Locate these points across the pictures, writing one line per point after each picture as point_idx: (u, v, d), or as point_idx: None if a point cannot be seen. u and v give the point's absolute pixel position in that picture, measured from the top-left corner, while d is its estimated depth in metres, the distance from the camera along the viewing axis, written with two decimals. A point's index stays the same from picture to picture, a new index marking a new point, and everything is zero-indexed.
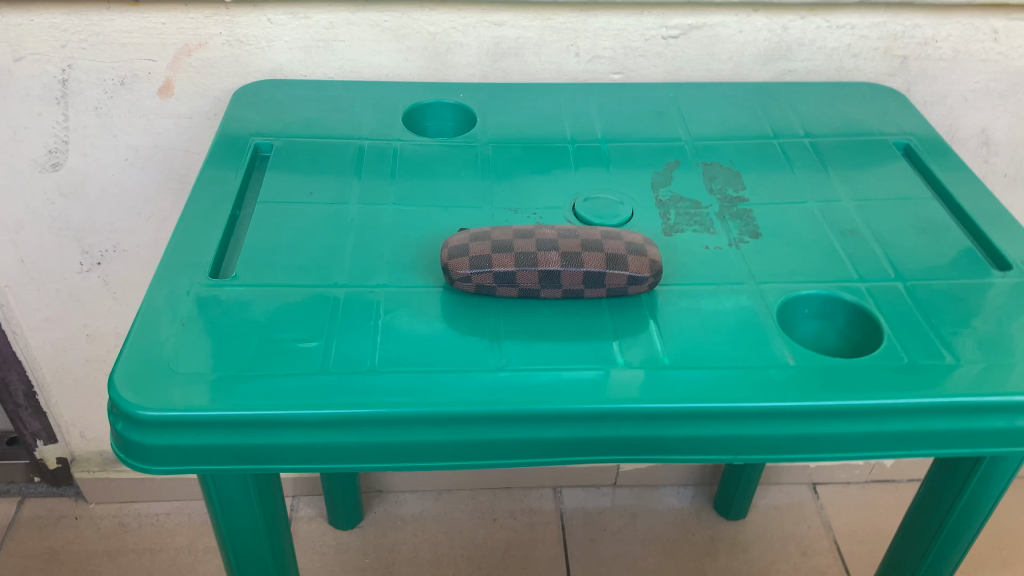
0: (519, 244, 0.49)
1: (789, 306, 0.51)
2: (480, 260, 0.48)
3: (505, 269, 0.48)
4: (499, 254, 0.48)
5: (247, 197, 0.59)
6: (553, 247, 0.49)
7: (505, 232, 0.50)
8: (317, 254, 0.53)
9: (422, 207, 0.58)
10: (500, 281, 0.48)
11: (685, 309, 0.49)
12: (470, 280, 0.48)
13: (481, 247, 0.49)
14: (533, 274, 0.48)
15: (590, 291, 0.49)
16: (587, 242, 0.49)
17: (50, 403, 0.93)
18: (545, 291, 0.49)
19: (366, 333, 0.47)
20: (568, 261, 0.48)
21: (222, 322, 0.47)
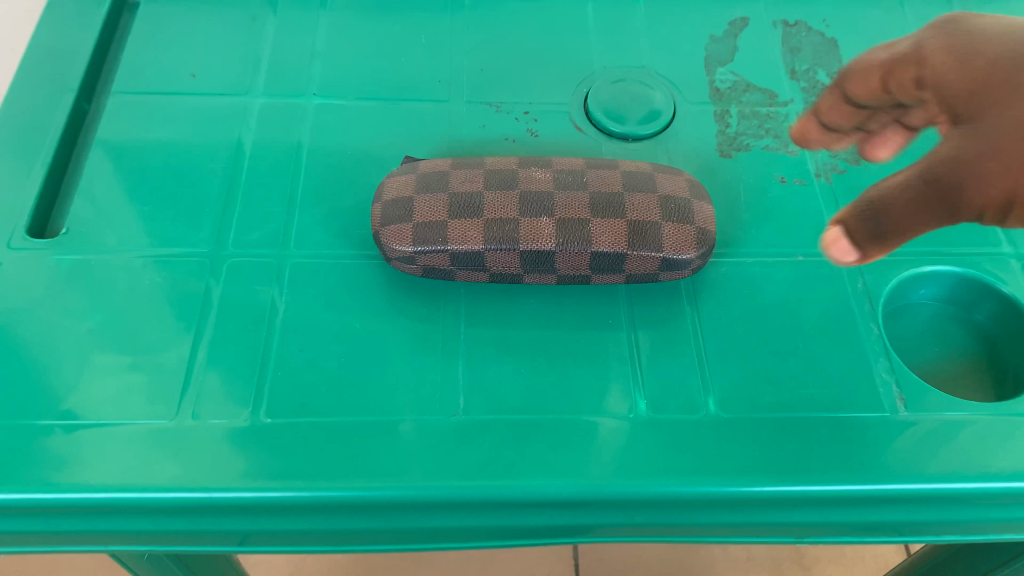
0: (492, 203, 0.31)
1: (901, 288, 0.34)
2: (428, 231, 0.30)
3: (466, 249, 0.30)
4: (459, 222, 0.30)
5: (106, 72, 0.40)
6: (545, 209, 0.30)
7: (472, 177, 0.32)
8: (195, 190, 0.35)
9: (358, 99, 0.38)
10: (460, 264, 0.31)
11: (746, 298, 0.32)
12: (414, 260, 0.31)
13: (431, 208, 0.31)
14: (511, 256, 0.30)
15: (601, 276, 0.32)
16: (601, 199, 0.31)
17: None
18: (532, 275, 0.31)
19: (257, 345, 0.31)
20: (567, 235, 0.30)
21: (41, 319, 0.31)
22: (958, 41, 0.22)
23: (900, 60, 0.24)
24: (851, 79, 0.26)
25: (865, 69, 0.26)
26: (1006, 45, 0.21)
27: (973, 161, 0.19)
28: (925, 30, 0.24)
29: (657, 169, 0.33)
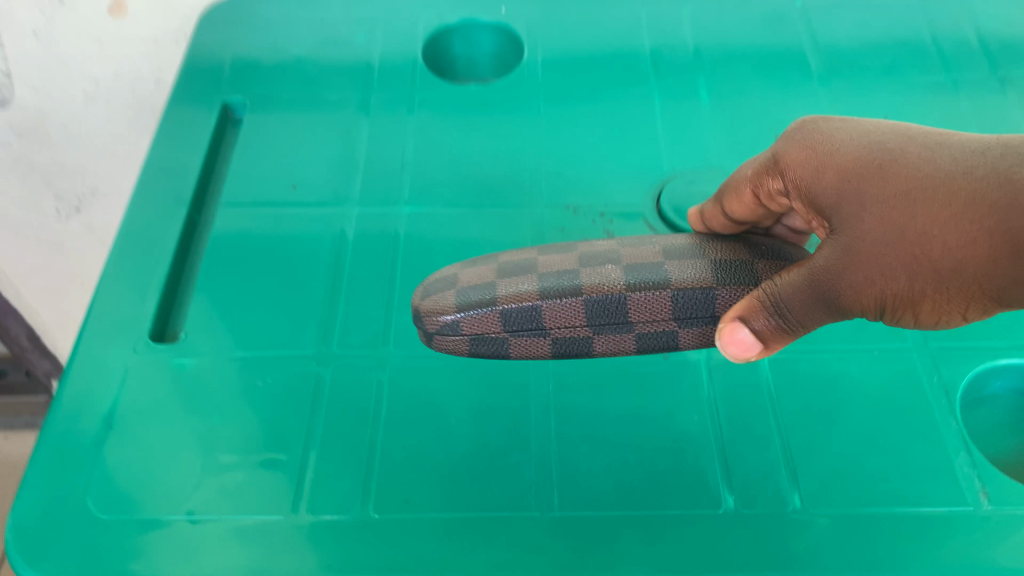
0: (544, 262, 0.28)
1: (977, 381, 0.35)
2: (473, 292, 0.27)
3: (519, 305, 0.27)
4: (507, 280, 0.27)
5: (215, 185, 0.45)
6: (608, 259, 0.27)
7: (519, 253, 0.29)
8: (297, 292, 0.38)
9: (448, 204, 0.41)
10: (516, 327, 0.27)
11: (823, 395, 0.34)
12: (458, 329, 0.27)
13: (482, 274, 0.28)
14: (573, 307, 0.26)
15: (684, 330, 0.27)
16: (669, 250, 0.28)
17: (57, 348, 0.84)
18: (600, 336, 0.27)
19: (363, 442, 0.33)
20: (637, 278, 0.26)
21: (166, 420, 0.34)
22: (815, 152, 0.27)
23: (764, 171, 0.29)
24: (727, 200, 0.32)
25: (734, 190, 0.31)
26: (857, 159, 0.26)
27: (845, 275, 0.25)
28: (778, 141, 0.29)
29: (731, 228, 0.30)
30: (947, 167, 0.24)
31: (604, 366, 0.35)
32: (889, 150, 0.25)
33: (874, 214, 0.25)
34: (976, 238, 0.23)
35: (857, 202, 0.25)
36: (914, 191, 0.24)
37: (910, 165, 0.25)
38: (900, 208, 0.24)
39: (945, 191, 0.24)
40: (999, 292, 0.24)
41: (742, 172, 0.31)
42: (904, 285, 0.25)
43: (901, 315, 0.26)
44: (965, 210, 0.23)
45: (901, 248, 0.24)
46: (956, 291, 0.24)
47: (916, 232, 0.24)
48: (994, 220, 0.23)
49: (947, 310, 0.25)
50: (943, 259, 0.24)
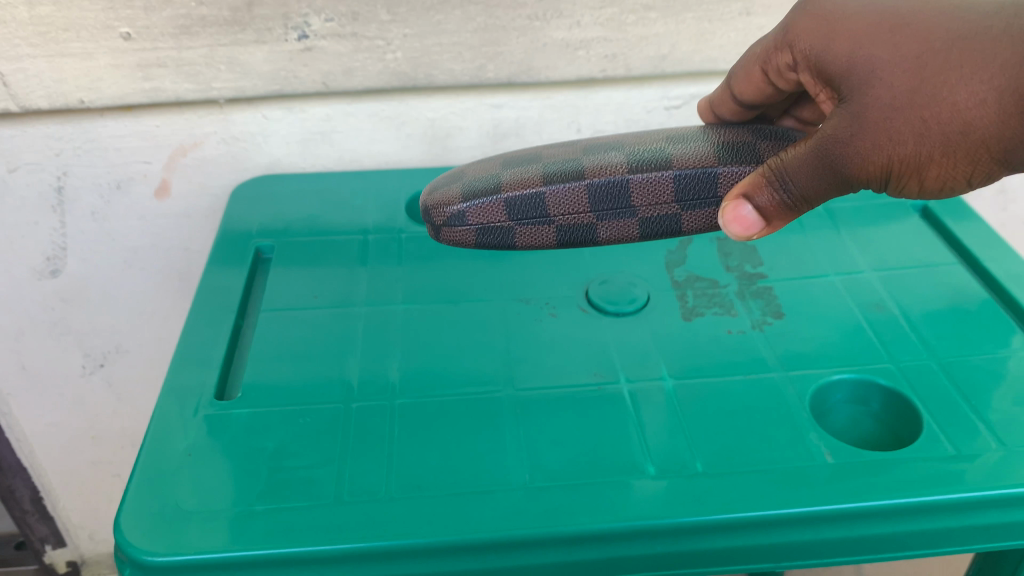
0: (550, 158, 0.43)
1: (822, 393, 0.49)
2: (476, 189, 0.42)
3: (525, 192, 0.41)
4: (517, 174, 0.42)
5: (252, 303, 0.57)
6: (613, 152, 0.42)
7: (536, 157, 0.44)
8: (324, 365, 0.50)
9: (432, 302, 0.55)
10: (519, 212, 0.41)
11: (713, 404, 0.47)
12: (467, 216, 0.42)
13: (484, 175, 0.43)
14: (580, 194, 0.41)
15: (680, 207, 0.41)
16: (667, 141, 0.42)
17: (57, 506, 0.92)
18: (606, 215, 0.41)
19: (383, 454, 0.45)
20: (636, 170, 0.40)
21: (231, 449, 0.45)
22: (825, 31, 0.42)
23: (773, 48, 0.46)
24: (739, 86, 0.49)
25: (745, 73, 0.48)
26: (882, 36, 0.39)
27: (858, 140, 0.39)
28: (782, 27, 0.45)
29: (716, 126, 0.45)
30: (954, 37, 0.38)
31: (557, 398, 0.48)
32: (907, 28, 0.39)
33: (887, 82, 0.38)
34: (978, 95, 0.37)
35: (867, 74, 0.39)
36: (924, 60, 0.38)
37: (916, 38, 0.38)
38: (912, 77, 0.38)
39: (952, 59, 0.37)
40: (987, 144, 0.38)
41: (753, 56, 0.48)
42: (912, 142, 0.38)
43: (905, 175, 0.40)
44: (971, 78, 0.37)
45: (916, 111, 0.38)
46: (954, 149, 0.38)
47: (926, 98, 0.38)
48: (990, 84, 0.37)
49: (945, 161, 0.39)
50: (949, 121, 0.38)
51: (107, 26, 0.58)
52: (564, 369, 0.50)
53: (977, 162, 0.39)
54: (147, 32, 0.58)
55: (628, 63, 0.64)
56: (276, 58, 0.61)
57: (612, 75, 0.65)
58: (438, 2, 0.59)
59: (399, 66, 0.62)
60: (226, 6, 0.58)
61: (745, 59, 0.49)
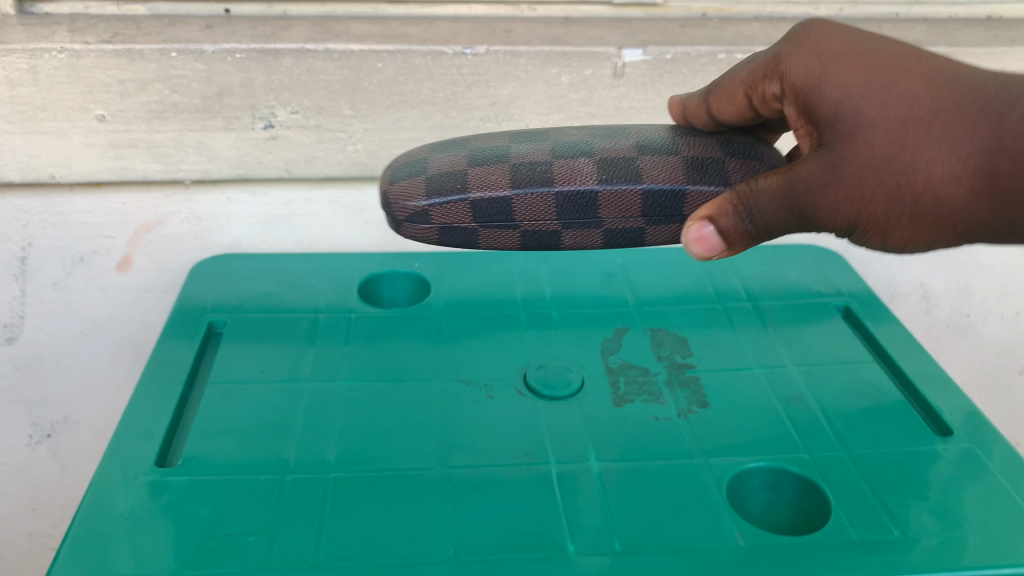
0: (519, 155, 0.41)
1: (739, 480, 0.51)
2: (442, 185, 0.40)
3: (492, 195, 0.39)
4: (483, 172, 0.40)
5: (201, 375, 0.59)
6: (585, 156, 0.40)
7: (505, 146, 0.42)
8: (265, 437, 0.52)
9: (375, 380, 0.57)
10: (482, 215, 0.40)
11: (634, 487, 0.50)
12: (429, 216, 0.40)
13: (449, 166, 0.41)
14: (546, 202, 0.39)
15: (649, 225, 0.40)
16: (641, 144, 0.41)
17: None
18: (573, 226, 0.40)
19: (313, 525, 0.46)
20: (603, 182, 0.39)
21: (166, 514, 0.47)
22: (817, 68, 0.38)
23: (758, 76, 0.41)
24: (717, 104, 0.44)
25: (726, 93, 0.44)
26: (867, 88, 0.36)
27: (828, 191, 0.37)
28: (772, 51, 0.41)
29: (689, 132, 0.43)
30: (941, 106, 0.35)
31: (487, 476, 0.50)
32: (894, 83, 0.36)
33: (869, 141, 0.36)
34: (956, 172, 0.35)
35: (852, 124, 0.36)
36: (909, 124, 0.35)
37: (906, 100, 0.36)
38: (893, 140, 0.36)
39: (937, 128, 0.35)
40: (955, 222, 0.36)
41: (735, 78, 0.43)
42: (880, 207, 0.37)
43: (870, 233, 0.38)
44: (951, 153, 0.35)
45: (889, 175, 0.36)
46: (924, 222, 0.37)
47: (903, 165, 0.36)
48: (970, 162, 0.35)
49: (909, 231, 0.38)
50: (922, 192, 0.36)
51: (84, 108, 0.61)
52: (497, 448, 0.52)
53: (944, 237, 0.38)
54: (121, 115, 0.62)
55: None
56: (242, 145, 0.64)
57: None
58: (397, 101, 0.64)
59: (358, 157, 0.66)
60: (198, 95, 0.62)
61: (727, 78, 0.44)
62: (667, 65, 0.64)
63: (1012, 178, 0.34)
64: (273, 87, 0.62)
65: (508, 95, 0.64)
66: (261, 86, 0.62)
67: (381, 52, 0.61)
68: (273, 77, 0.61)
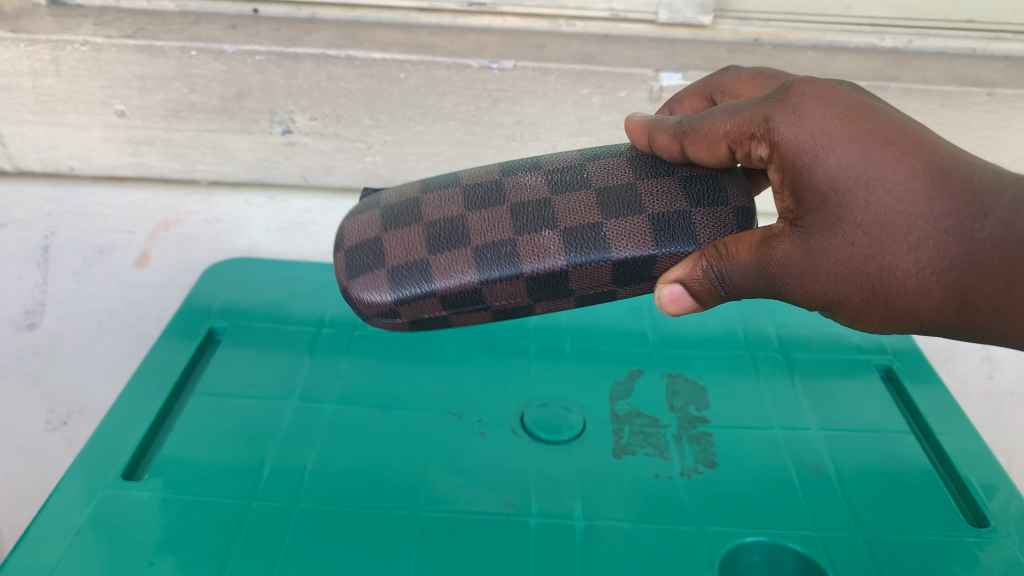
0: (478, 229, 0.36)
1: (735, 554, 0.46)
2: (404, 276, 0.36)
3: (458, 284, 0.35)
4: (443, 259, 0.35)
5: (189, 383, 0.57)
6: (548, 224, 0.35)
7: (459, 206, 0.36)
8: (239, 457, 0.50)
9: (364, 406, 0.55)
10: (452, 303, 0.36)
11: (617, 552, 0.45)
12: (396, 311, 0.37)
13: (404, 248, 0.36)
14: (514, 286, 0.35)
15: (623, 288, 0.36)
16: (605, 196, 0.35)
17: None
18: (542, 299, 0.36)
19: (267, 560, 0.44)
20: (572, 259, 0.34)
21: (120, 532, 0.45)
22: (806, 147, 0.30)
23: (746, 135, 0.32)
24: (690, 147, 0.34)
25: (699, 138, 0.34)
26: (848, 183, 0.30)
27: (801, 279, 0.32)
28: (768, 106, 0.31)
29: (656, 158, 0.36)
30: (923, 212, 0.29)
31: (460, 524, 0.46)
32: (879, 178, 0.29)
33: (847, 239, 0.31)
34: (932, 287, 0.30)
35: (831, 219, 0.31)
36: (887, 229, 0.30)
37: (889, 203, 0.29)
38: (869, 243, 0.30)
39: (917, 236, 0.29)
40: (932, 329, 0.32)
41: (716, 123, 0.33)
42: (854, 303, 0.32)
43: (843, 318, 0.34)
44: (927, 266, 0.30)
45: (863, 277, 0.31)
46: (895, 321, 0.32)
47: (877, 268, 0.31)
48: (949, 279, 0.29)
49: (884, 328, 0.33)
50: (896, 298, 0.31)
51: (104, 102, 0.61)
52: (477, 494, 0.49)
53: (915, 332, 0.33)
54: (140, 112, 0.61)
55: None
56: (259, 149, 0.63)
57: None
58: (418, 114, 0.61)
59: (377, 169, 0.64)
60: (216, 95, 0.60)
61: (706, 115, 0.34)
62: None
63: (983, 298, 0.29)
64: (292, 92, 0.60)
65: (535, 114, 0.61)
66: (281, 91, 0.60)
67: (403, 62, 0.58)
68: (292, 81, 0.59)
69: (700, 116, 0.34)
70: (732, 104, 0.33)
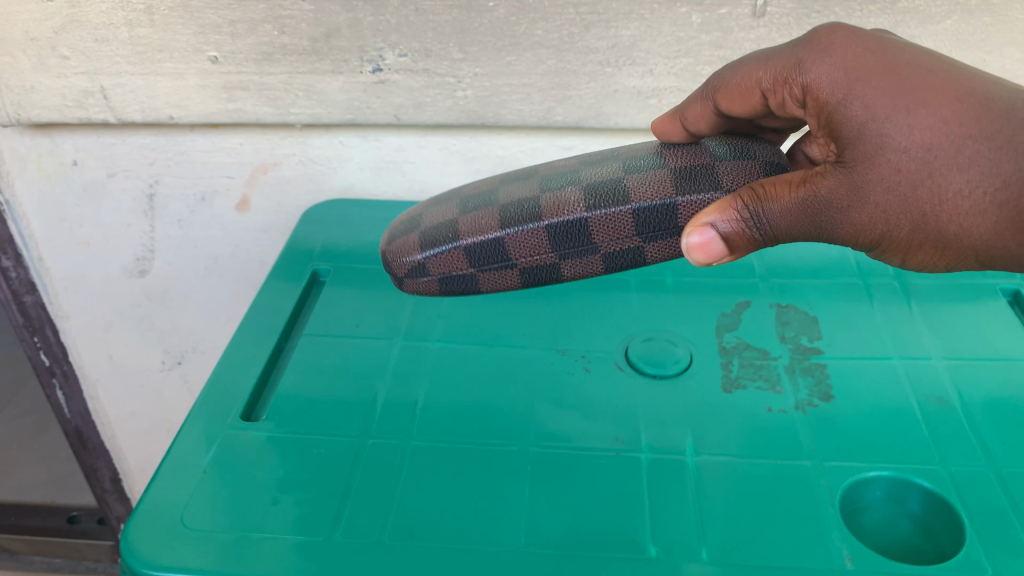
0: (507, 195, 0.41)
1: (856, 489, 0.45)
2: (437, 239, 0.41)
3: (484, 240, 0.40)
4: (471, 218, 0.40)
5: (300, 322, 0.59)
6: (571, 184, 0.39)
7: (497, 185, 0.42)
8: (351, 394, 0.51)
9: (469, 344, 0.55)
10: (479, 260, 0.40)
11: (733, 487, 0.44)
12: (426, 267, 0.42)
13: (443, 219, 0.42)
14: (536, 239, 0.39)
15: (648, 242, 0.38)
16: (630, 162, 0.39)
17: (121, 455, 0.93)
18: (565, 254, 0.39)
19: (386, 496, 0.45)
20: (592, 208, 0.38)
21: (245, 472, 0.46)
22: (841, 82, 0.34)
23: (781, 77, 0.37)
24: (726, 99, 0.40)
25: (738, 90, 0.40)
26: (887, 112, 0.33)
27: (847, 212, 0.36)
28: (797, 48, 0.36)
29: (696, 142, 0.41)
30: (969, 135, 0.33)
31: (570, 459, 0.46)
32: (919, 108, 0.33)
33: (893, 164, 0.34)
34: (985, 204, 0.33)
35: (875, 147, 0.34)
36: (935, 154, 0.33)
37: (931, 128, 0.33)
38: (920, 167, 0.33)
39: (964, 160, 0.33)
40: (985, 251, 0.35)
41: (749, 74, 0.39)
42: (906, 231, 0.35)
43: (889, 251, 0.37)
44: (977, 186, 0.33)
45: (914, 201, 0.34)
46: (945, 249, 0.36)
47: (927, 192, 0.34)
48: (999, 196, 0.33)
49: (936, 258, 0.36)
50: (946, 221, 0.34)
51: (197, 49, 0.61)
52: (586, 429, 0.48)
53: (967, 261, 0.36)
54: (233, 57, 0.61)
55: None
56: (350, 88, 0.62)
57: None
58: (509, 43, 0.59)
59: (468, 104, 0.62)
60: (307, 36, 0.59)
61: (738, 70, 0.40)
62: (817, 4, 0.55)
63: None
64: (381, 28, 0.59)
65: (631, 36, 0.58)
66: (369, 27, 0.59)
67: None
68: (381, 17, 0.58)
69: (733, 71, 0.40)
70: (758, 56, 0.39)
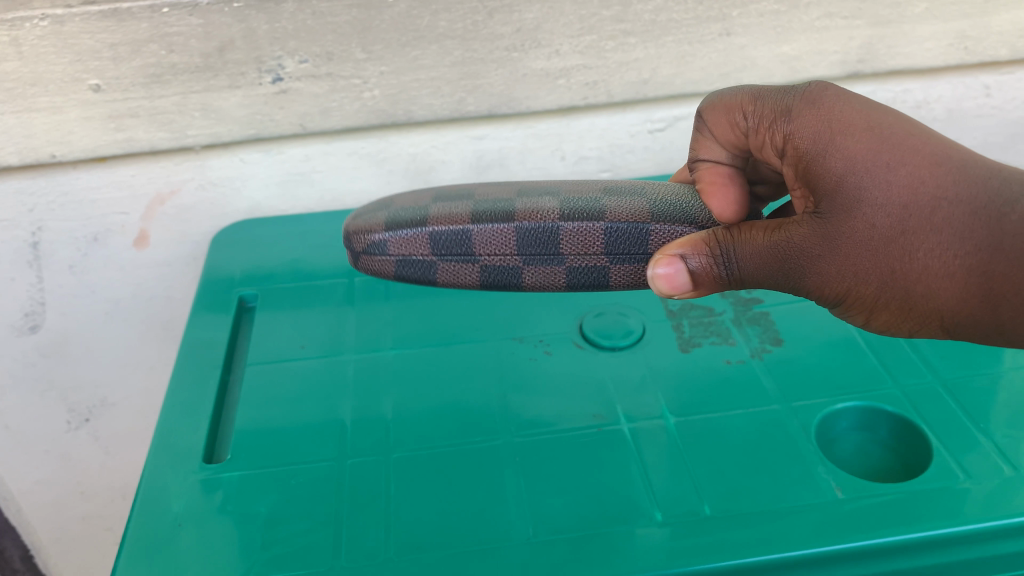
0: (481, 196, 0.39)
1: (826, 422, 0.48)
2: (401, 219, 0.39)
3: (453, 227, 0.38)
4: (442, 208, 0.38)
5: (240, 353, 0.56)
6: (549, 195, 0.38)
7: (469, 190, 0.41)
8: (317, 418, 0.49)
9: (425, 346, 0.54)
10: (442, 248, 0.38)
11: (717, 441, 0.46)
12: (387, 248, 0.39)
13: (413, 206, 0.40)
14: (505, 232, 0.37)
15: (613, 264, 0.38)
16: (612, 189, 0.39)
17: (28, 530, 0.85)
18: (529, 262, 0.38)
19: (381, 514, 0.43)
20: (566, 217, 0.37)
21: (223, 515, 0.43)
22: (824, 133, 0.35)
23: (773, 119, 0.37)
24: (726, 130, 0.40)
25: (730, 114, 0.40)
26: (866, 166, 0.34)
27: (818, 261, 0.36)
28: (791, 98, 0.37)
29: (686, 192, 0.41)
30: (945, 198, 0.33)
31: (557, 442, 0.46)
32: (898, 164, 0.34)
33: (868, 219, 0.34)
34: (954, 267, 0.34)
35: (851, 199, 0.34)
36: (910, 211, 0.34)
37: (909, 185, 0.34)
38: (894, 225, 0.34)
39: (937, 220, 0.34)
40: (949, 316, 0.36)
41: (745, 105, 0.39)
42: (873, 288, 0.36)
43: (854, 308, 0.38)
44: (948, 249, 0.34)
45: (884, 258, 0.35)
46: (910, 309, 0.36)
47: (899, 250, 0.34)
48: (969, 263, 0.34)
49: (900, 319, 0.37)
50: (915, 280, 0.35)
51: (75, 78, 0.56)
52: (563, 411, 0.48)
53: (930, 327, 0.37)
54: (117, 82, 0.57)
55: (609, 89, 0.63)
56: (251, 102, 0.60)
57: (594, 102, 0.64)
58: (413, 38, 0.58)
59: (376, 104, 0.61)
60: (198, 52, 0.56)
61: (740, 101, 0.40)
62: None
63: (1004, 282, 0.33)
64: (277, 36, 0.56)
65: (534, 19, 0.58)
66: (264, 36, 0.56)
67: None
68: (276, 24, 0.56)
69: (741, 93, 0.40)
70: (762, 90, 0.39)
